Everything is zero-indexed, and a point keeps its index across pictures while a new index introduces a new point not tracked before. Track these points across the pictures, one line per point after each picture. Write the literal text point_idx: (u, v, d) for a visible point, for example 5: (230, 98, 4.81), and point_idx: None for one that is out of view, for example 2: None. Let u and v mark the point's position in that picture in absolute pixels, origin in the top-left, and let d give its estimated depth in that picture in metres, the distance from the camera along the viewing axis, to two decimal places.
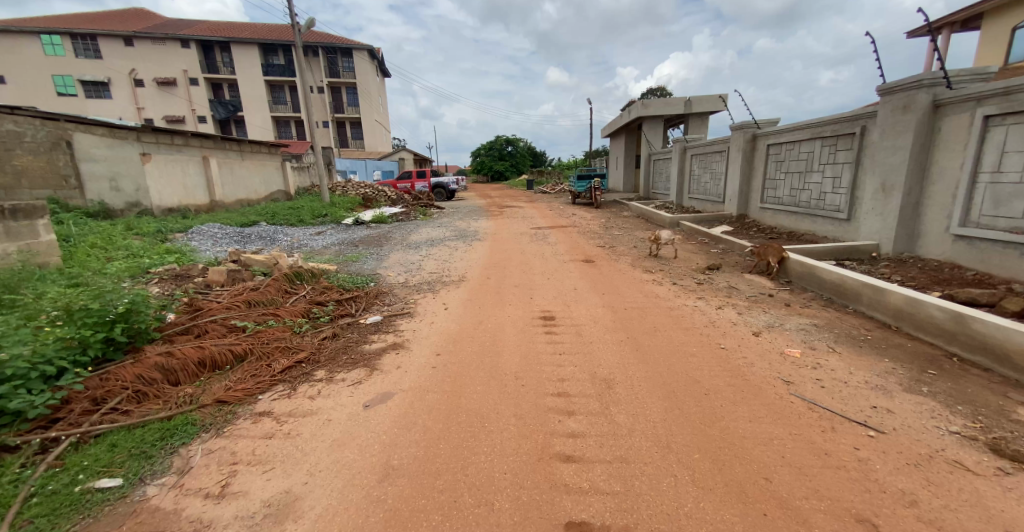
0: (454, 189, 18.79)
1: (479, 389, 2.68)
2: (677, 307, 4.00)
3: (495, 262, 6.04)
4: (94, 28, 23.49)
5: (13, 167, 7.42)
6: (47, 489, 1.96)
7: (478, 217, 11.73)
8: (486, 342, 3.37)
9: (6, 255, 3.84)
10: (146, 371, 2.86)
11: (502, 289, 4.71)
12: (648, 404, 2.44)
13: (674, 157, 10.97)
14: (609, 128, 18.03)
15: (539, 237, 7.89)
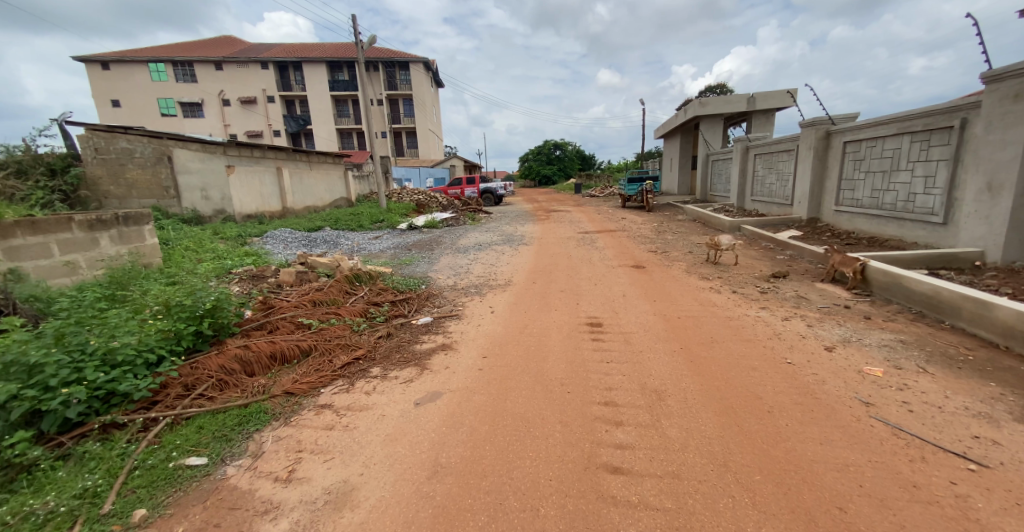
0: (502, 194, 19.04)
1: (525, 393, 2.71)
2: (737, 317, 3.79)
3: (542, 266, 6.05)
4: (190, 55, 26.38)
5: (127, 180, 8.88)
6: (148, 463, 2.23)
7: (526, 221, 11.81)
8: (534, 346, 3.40)
9: (120, 255, 4.41)
10: (228, 362, 3.17)
11: (548, 294, 4.72)
12: (702, 419, 2.34)
13: (734, 158, 10.42)
14: (663, 129, 17.46)
15: (587, 242, 7.80)
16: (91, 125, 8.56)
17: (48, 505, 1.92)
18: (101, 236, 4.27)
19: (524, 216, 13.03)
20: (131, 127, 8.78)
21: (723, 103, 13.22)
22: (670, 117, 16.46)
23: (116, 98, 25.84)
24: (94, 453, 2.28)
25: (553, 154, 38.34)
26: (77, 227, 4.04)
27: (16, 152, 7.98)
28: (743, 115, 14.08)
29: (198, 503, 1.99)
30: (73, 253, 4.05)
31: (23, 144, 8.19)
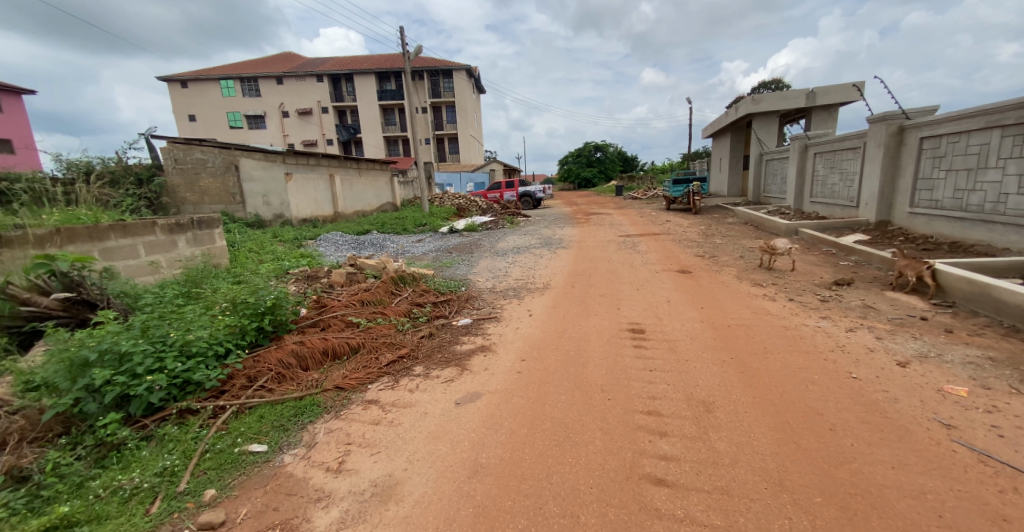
0: (541, 197, 19.05)
1: (564, 398, 2.71)
2: (794, 327, 3.61)
3: (582, 270, 6.01)
4: (253, 71, 28.38)
5: (200, 188, 9.72)
6: (216, 447, 2.44)
7: (566, 224, 11.75)
8: (574, 350, 3.40)
9: (194, 256, 4.84)
10: (285, 356, 3.39)
11: (588, 298, 4.69)
12: (755, 434, 2.25)
13: (791, 158, 9.88)
14: (711, 128, 16.84)
15: (628, 245, 7.67)
16: (171, 138, 9.42)
17: (134, 480, 2.16)
18: (179, 239, 4.69)
19: (563, 219, 12.98)
20: (205, 139, 9.59)
21: (779, 100, 12.60)
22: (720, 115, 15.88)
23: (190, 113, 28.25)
24: (173, 435, 2.51)
25: (593, 157, 37.93)
26: (161, 231, 4.48)
27: (110, 164, 8.92)
28: (801, 111, 13.35)
29: (259, 486, 2.15)
30: (157, 253, 4.48)
31: (115, 157, 9.14)
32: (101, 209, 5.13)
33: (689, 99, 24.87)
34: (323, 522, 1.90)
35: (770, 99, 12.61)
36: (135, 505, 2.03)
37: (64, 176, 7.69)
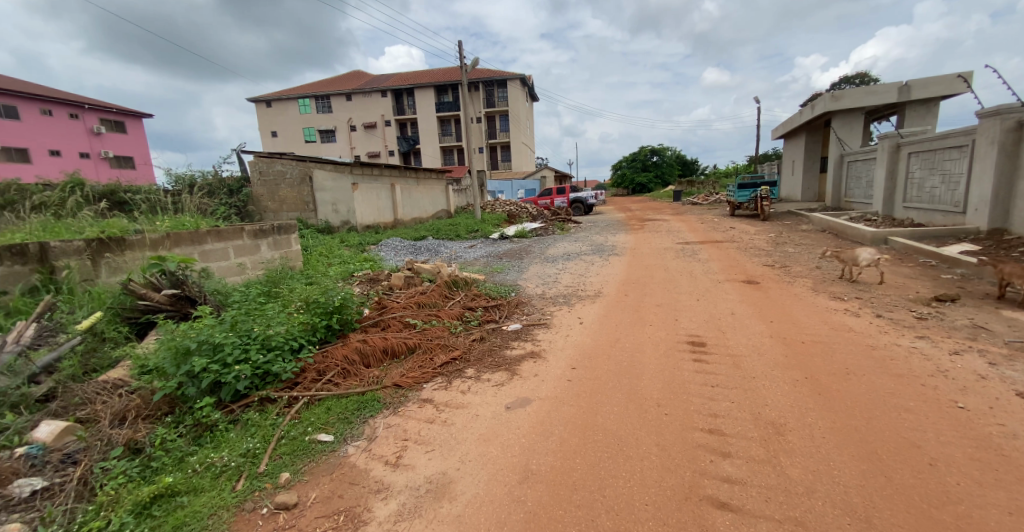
0: (593, 203, 18.84)
1: (617, 410, 2.69)
2: (883, 347, 3.33)
3: (636, 278, 5.90)
4: (324, 89, 30.67)
5: (279, 197, 10.63)
6: (290, 434, 2.67)
7: (619, 230, 11.54)
8: (626, 361, 3.35)
9: (274, 259, 5.32)
10: (349, 353, 3.62)
11: (643, 308, 4.59)
12: (834, 462, 2.10)
13: (879, 159, 9.07)
14: (783, 128, 15.84)
15: (687, 253, 7.43)
16: (256, 152, 10.42)
17: (223, 459, 2.42)
18: (262, 243, 5.18)
19: (617, 226, 12.79)
20: (285, 153, 10.49)
21: (865, 95, 11.64)
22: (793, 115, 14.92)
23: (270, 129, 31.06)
24: (254, 421, 2.77)
25: (649, 161, 36.89)
26: (248, 235, 4.98)
27: (207, 177, 10.06)
28: (891, 108, 12.24)
29: (326, 474, 2.33)
30: (244, 256, 4.99)
31: (211, 170, 10.27)
32: (202, 217, 5.81)
33: (757, 98, 23.54)
34: (383, 513, 2.02)
35: (854, 94, 11.76)
36: (224, 480, 2.28)
37: (172, 188, 8.76)
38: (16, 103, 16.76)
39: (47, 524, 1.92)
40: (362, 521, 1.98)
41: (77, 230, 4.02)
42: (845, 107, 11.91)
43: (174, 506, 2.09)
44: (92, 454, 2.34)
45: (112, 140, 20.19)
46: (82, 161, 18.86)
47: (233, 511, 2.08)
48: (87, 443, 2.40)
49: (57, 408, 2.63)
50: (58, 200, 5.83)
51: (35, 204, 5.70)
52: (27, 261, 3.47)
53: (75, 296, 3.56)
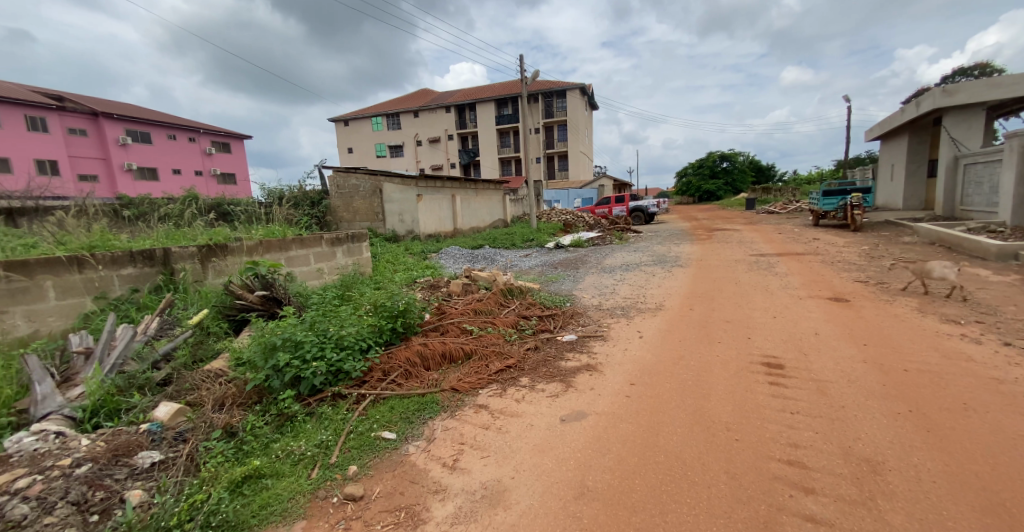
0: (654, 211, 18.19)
1: (680, 431, 2.59)
2: (1010, 381, 2.92)
3: (702, 292, 5.67)
4: (393, 107, 32.67)
5: (353, 208, 11.44)
6: (358, 429, 2.85)
7: (683, 241, 11.13)
8: (689, 380, 3.24)
9: (348, 265, 5.76)
10: (412, 355, 3.80)
11: (710, 324, 4.39)
12: (945, 511, 1.86)
13: (1008, 160, 8.03)
14: (880, 129, 14.38)
15: (762, 266, 7.01)
16: (334, 168, 11.31)
17: (301, 448, 2.64)
18: (338, 250, 5.63)
19: (682, 236, 12.34)
20: (358, 168, 11.30)
21: (986, 89, 10.16)
22: (892, 114, 13.62)
23: (346, 146, 33.62)
24: (327, 415, 3.00)
25: (717, 168, 35.08)
26: (327, 243, 5.44)
27: (294, 190, 11.08)
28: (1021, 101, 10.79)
29: (389, 470, 2.46)
30: (323, 262, 5.45)
31: (297, 184, 11.31)
32: (289, 227, 6.44)
33: (846, 96, 21.57)
34: (440, 514, 2.10)
35: (971, 88, 10.35)
36: (302, 468, 2.48)
37: (265, 201, 9.76)
38: (149, 130, 19.64)
39: (162, 491, 2.20)
40: (421, 520, 2.07)
41: (191, 237, 4.62)
42: (960, 101, 10.49)
43: (260, 487, 2.32)
44: (198, 433, 2.65)
45: (220, 159, 22.88)
46: (196, 178, 21.53)
47: (309, 497, 2.26)
48: (194, 423, 2.73)
49: (172, 392, 3.03)
50: (178, 214, 6.72)
51: (160, 215, 6.63)
52: (154, 263, 4.03)
53: (188, 294, 4.08)
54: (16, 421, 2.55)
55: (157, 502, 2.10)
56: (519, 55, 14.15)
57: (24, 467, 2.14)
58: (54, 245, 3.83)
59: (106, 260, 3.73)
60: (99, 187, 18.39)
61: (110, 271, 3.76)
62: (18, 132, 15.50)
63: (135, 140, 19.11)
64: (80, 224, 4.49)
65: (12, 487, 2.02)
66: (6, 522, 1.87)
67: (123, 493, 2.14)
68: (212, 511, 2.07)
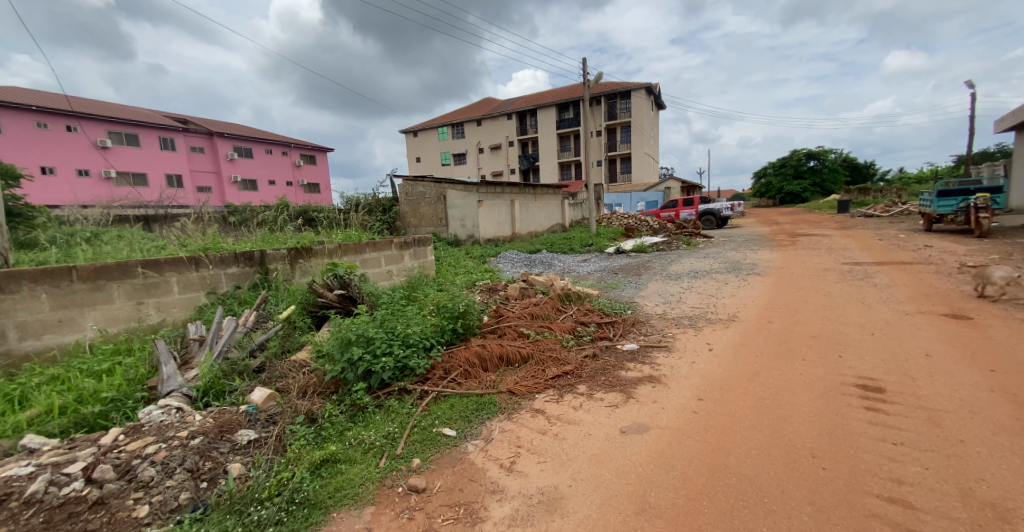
0: (726, 214, 17.41)
1: (754, 453, 2.43)
2: None
3: (780, 303, 5.29)
4: (457, 116, 33.93)
5: (418, 214, 12.00)
6: (421, 424, 3.00)
7: (759, 247, 10.44)
8: (766, 399, 3.03)
9: (414, 267, 6.12)
10: (471, 356, 3.92)
11: (791, 340, 4.08)
12: None
13: None
14: (1016, 116, 12.53)
15: (858, 276, 6.41)
16: (404, 176, 11.95)
17: (371, 438, 2.82)
18: (406, 253, 6.00)
19: (760, 241, 11.58)
20: (424, 176, 11.80)
21: None
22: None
23: (414, 155, 35.54)
24: (394, 408, 3.18)
25: (803, 167, 31.98)
26: (396, 246, 5.83)
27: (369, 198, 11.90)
28: None
29: (450, 466, 2.57)
30: (392, 264, 5.83)
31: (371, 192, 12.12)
32: (363, 232, 6.98)
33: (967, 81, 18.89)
34: (498, 514, 2.16)
35: None
36: (372, 456, 2.67)
37: (343, 208, 10.58)
38: (250, 146, 22.01)
39: (255, 467, 2.47)
40: (480, 518, 2.15)
41: (282, 240, 5.15)
42: None
43: (336, 471, 2.53)
44: (284, 417, 2.93)
45: (308, 170, 25.08)
46: (287, 188, 23.78)
47: (377, 485, 2.42)
48: (282, 408, 3.03)
49: (265, 378, 3.39)
50: (274, 220, 7.50)
51: (258, 222, 7.46)
52: (252, 263, 4.54)
53: (279, 291, 4.53)
54: (147, 395, 2.99)
55: (252, 476, 2.37)
56: (583, 59, 14.15)
57: (152, 436, 2.51)
58: (177, 247, 4.45)
59: (215, 260, 4.25)
60: (212, 197, 20.97)
61: (218, 269, 4.28)
62: (152, 151, 18.29)
63: (241, 155, 21.54)
64: (196, 229, 5.15)
65: (143, 452, 2.38)
66: (138, 481, 2.22)
67: (226, 465, 2.43)
68: (296, 489, 2.29)
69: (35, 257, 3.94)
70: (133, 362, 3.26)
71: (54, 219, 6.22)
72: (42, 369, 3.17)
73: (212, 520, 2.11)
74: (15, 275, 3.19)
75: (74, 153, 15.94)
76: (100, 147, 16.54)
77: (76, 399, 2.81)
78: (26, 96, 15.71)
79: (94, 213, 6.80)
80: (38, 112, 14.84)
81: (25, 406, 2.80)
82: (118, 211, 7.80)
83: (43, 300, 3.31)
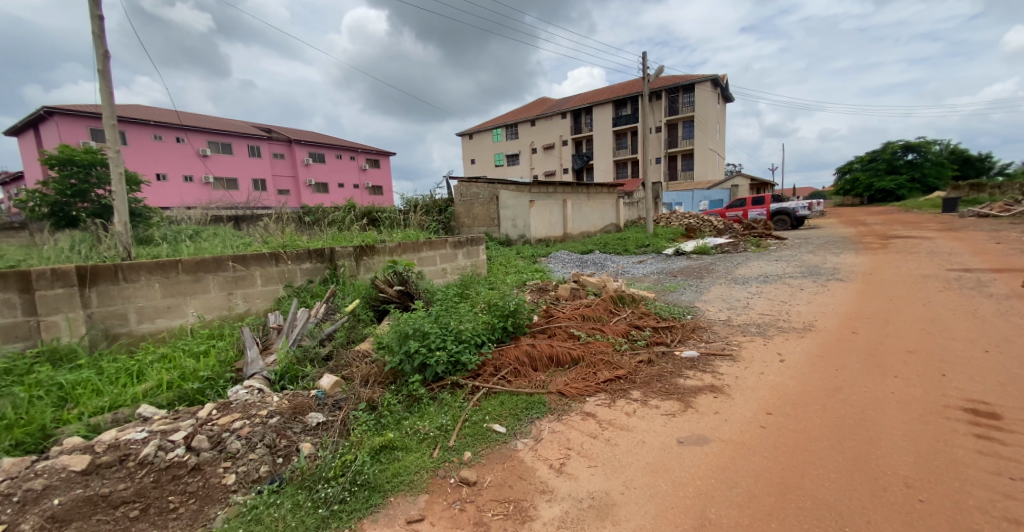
0: (803, 213, 16.12)
1: (832, 477, 2.25)
2: None
3: (864, 314, 4.84)
4: (511, 117, 34.27)
5: (472, 214, 12.29)
6: (473, 419, 3.08)
7: (840, 250, 9.60)
8: (847, 417, 2.77)
9: (467, 266, 6.34)
10: (520, 355, 3.97)
11: (879, 354, 3.70)
12: None
13: None
14: None
15: (966, 285, 5.71)
16: (459, 177, 12.26)
17: (427, 428, 2.94)
18: (460, 253, 6.22)
19: (842, 244, 10.61)
20: (478, 177, 12.07)
21: None
22: None
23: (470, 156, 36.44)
24: (446, 401, 3.29)
25: (899, 161, 28.68)
26: (451, 245, 6.06)
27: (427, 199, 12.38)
28: None
29: (499, 462, 2.62)
30: (447, 263, 6.06)
31: (429, 193, 12.61)
32: (422, 232, 7.28)
33: None
34: (548, 514, 2.19)
35: None
36: (427, 446, 2.78)
37: (404, 208, 11.10)
38: (323, 151, 23.57)
39: (323, 447, 2.68)
40: (529, 516, 2.18)
41: (349, 239, 5.51)
42: None
43: (393, 457, 2.65)
44: (349, 403, 3.14)
45: (372, 174, 26.46)
46: (354, 191, 25.18)
47: (430, 474, 2.52)
48: (347, 395, 3.25)
49: (332, 366, 3.65)
50: (343, 220, 8.03)
51: (330, 222, 8.04)
52: (323, 259, 4.88)
53: (345, 287, 4.84)
54: (235, 376, 3.33)
55: (320, 456, 2.57)
56: (643, 52, 13.70)
57: (238, 412, 2.79)
58: (261, 244, 4.90)
59: (292, 256, 4.63)
60: (290, 199, 22.65)
61: (295, 265, 4.66)
62: (241, 157, 20.21)
63: (315, 160, 23.15)
64: (276, 228, 5.63)
65: (231, 426, 2.66)
66: (227, 452, 2.49)
67: (298, 444, 2.66)
68: (357, 471, 2.45)
69: (151, 251, 4.53)
70: (224, 345, 3.66)
71: (165, 218, 7.08)
72: (154, 348, 3.63)
73: (286, 494, 2.31)
74: (135, 266, 3.67)
75: (181, 161, 18.04)
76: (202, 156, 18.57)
77: (180, 376, 3.21)
78: (145, 111, 18.06)
79: (196, 213, 7.67)
80: (155, 126, 17.12)
81: (141, 379, 3.22)
82: (214, 212, 8.71)
83: (155, 288, 3.78)
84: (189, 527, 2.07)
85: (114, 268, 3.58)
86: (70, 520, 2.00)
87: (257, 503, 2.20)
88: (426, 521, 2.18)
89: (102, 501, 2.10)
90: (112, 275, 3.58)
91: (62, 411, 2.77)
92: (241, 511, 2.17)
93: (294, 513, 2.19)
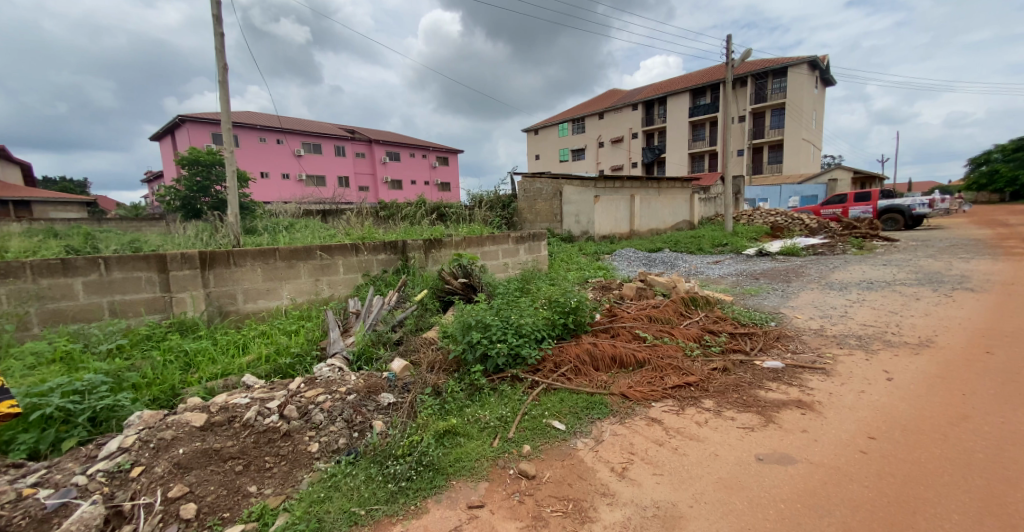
0: (919, 211, 14.09)
1: (951, 520, 1.93)
2: None
3: (997, 332, 4.09)
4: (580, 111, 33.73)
5: (536, 210, 12.35)
6: (532, 413, 3.07)
7: (966, 255, 8.24)
8: (977, 452, 2.37)
9: (528, 261, 6.39)
10: (581, 353, 3.86)
11: (1016, 380, 3.12)
12: None
13: None
14: None
15: None
16: (524, 173, 12.38)
17: (489, 417, 2.98)
18: (523, 248, 6.29)
19: (974, 248, 9.05)
20: (543, 173, 12.08)
21: None
22: None
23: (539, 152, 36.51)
24: (507, 393, 3.31)
25: None
26: (513, 240, 6.13)
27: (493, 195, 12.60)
28: None
29: (559, 459, 2.59)
30: (509, 258, 6.14)
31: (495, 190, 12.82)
32: (488, 227, 7.40)
33: None
34: (609, 518, 2.12)
35: None
36: (488, 434, 2.82)
37: (471, 204, 11.40)
38: (399, 149, 24.88)
39: (393, 426, 2.81)
40: (588, 517, 2.13)
41: (419, 233, 5.75)
42: None
43: (456, 442, 2.72)
44: (416, 387, 3.26)
45: (443, 170, 27.46)
46: (426, 186, 26.32)
47: (491, 463, 2.55)
48: (414, 379, 3.37)
49: (403, 350, 3.82)
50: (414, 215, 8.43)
51: (403, 215, 8.50)
52: (396, 251, 5.12)
53: (415, 277, 5.08)
54: (320, 354, 3.62)
55: (391, 433, 2.71)
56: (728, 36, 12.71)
57: (322, 387, 3.02)
58: (343, 235, 5.26)
59: (369, 247, 4.91)
60: (369, 195, 24.16)
61: (371, 255, 4.93)
62: (328, 155, 21.96)
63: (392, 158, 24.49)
64: (354, 220, 6.03)
65: (316, 399, 2.88)
66: (312, 423, 2.70)
67: (371, 421, 2.82)
68: (423, 452, 2.52)
69: (254, 239, 5.05)
70: (312, 326, 4.00)
71: (266, 211, 7.91)
72: (256, 325, 4.05)
73: (360, 466, 2.46)
74: (242, 252, 4.09)
75: (280, 160, 20.04)
76: (297, 155, 20.48)
77: (275, 351, 3.55)
78: (252, 116, 20.32)
79: (290, 207, 8.48)
80: (260, 130, 19.14)
81: (245, 351, 3.61)
82: (305, 206, 9.55)
83: (258, 272, 4.19)
84: (280, 487, 2.29)
85: (227, 254, 4.02)
86: (190, 468, 2.27)
87: (336, 472, 2.38)
88: (487, 507, 2.21)
89: (215, 454, 2.37)
90: (225, 260, 4.01)
91: (186, 374, 3.20)
92: (323, 477, 2.36)
93: (367, 485, 2.33)
